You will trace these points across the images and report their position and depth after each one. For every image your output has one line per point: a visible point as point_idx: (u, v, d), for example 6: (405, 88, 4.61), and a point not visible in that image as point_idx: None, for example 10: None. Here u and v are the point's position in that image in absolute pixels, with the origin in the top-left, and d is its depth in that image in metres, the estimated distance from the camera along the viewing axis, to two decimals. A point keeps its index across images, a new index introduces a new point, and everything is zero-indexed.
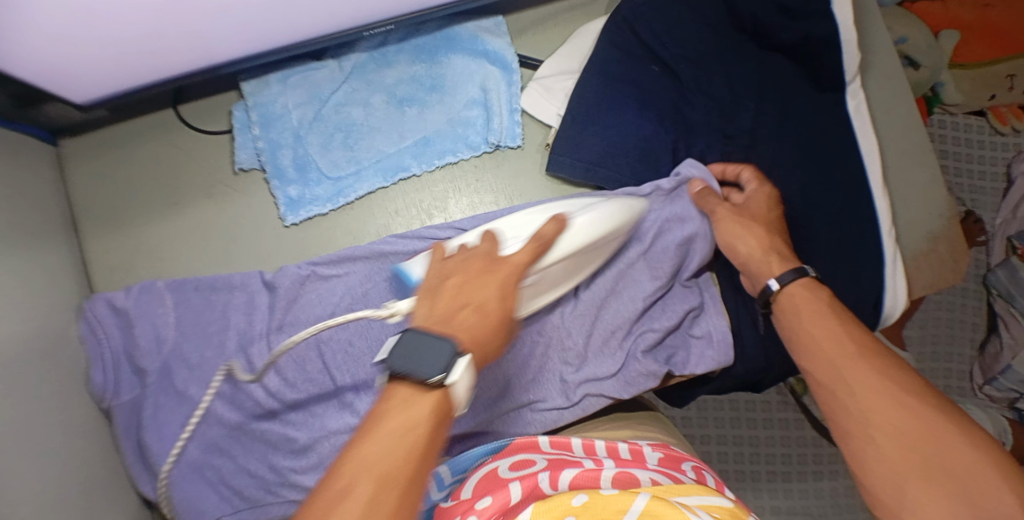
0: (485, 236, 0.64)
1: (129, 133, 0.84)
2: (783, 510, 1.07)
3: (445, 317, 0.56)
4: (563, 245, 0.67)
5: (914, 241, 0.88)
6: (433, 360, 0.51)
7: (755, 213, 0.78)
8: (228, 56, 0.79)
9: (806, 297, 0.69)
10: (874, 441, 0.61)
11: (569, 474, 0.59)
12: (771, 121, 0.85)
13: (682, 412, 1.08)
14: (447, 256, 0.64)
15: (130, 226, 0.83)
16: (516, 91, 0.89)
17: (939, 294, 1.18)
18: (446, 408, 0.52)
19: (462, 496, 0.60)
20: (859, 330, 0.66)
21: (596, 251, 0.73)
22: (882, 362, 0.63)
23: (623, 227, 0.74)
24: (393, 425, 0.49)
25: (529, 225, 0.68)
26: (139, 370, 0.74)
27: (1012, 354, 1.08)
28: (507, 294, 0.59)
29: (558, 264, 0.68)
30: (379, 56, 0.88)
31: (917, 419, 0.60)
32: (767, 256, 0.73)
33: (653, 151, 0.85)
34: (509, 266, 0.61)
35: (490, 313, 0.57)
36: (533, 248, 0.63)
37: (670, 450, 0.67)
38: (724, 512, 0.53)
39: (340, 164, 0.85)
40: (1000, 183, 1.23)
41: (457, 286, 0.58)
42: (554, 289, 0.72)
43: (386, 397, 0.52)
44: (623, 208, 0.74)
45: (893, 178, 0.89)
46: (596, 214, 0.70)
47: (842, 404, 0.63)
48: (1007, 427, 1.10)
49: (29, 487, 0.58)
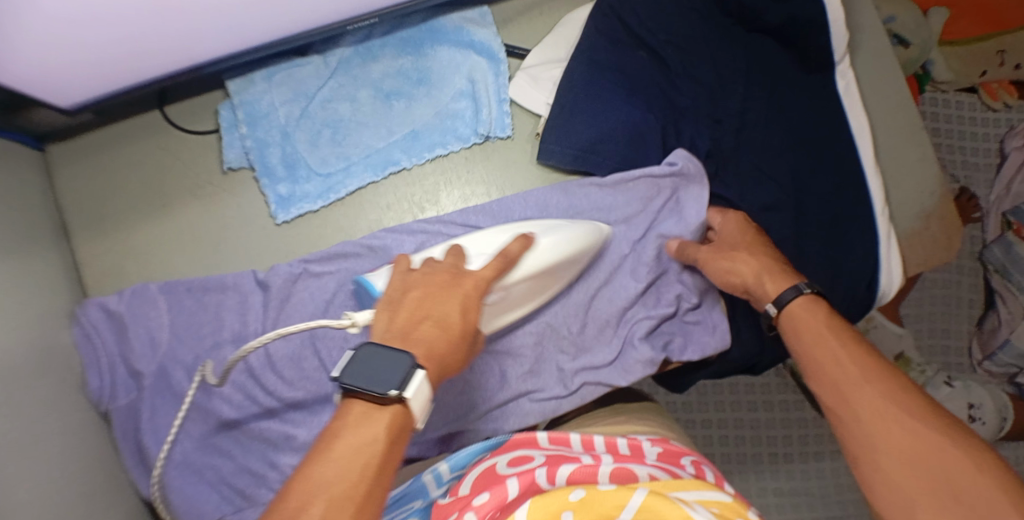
0: (451, 253, 0.64)
1: (115, 136, 0.84)
2: (785, 491, 1.07)
3: (405, 330, 0.55)
4: (528, 264, 0.69)
5: (907, 219, 0.88)
6: (387, 375, 0.50)
7: (732, 240, 0.78)
8: (212, 54, 0.78)
9: (806, 317, 0.69)
10: (880, 462, 0.59)
11: (567, 469, 0.58)
12: (760, 103, 0.85)
13: (682, 398, 1.09)
14: (411, 268, 0.63)
15: (119, 229, 0.82)
16: (504, 82, 0.88)
17: (934, 271, 1.18)
18: (404, 424, 0.52)
19: (459, 493, 0.60)
20: (863, 350, 0.66)
21: (562, 272, 0.74)
22: (884, 380, 0.63)
23: (589, 249, 0.76)
24: (347, 443, 0.49)
25: (495, 245, 0.70)
26: (135, 373, 0.74)
27: (1010, 329, 1.09)
28: (469, 309, 0.59)
29: (524, 282, 0.70)
30: (364, 50, 0.88)
31: (920, 438, 0.58)
32: (761, 279, 0.73)
33: (643, 137, 0.84)
34: (473, 281, 0.61)
35: (451, 326, 0.57)
36: (499, 264, 0.64)
37: (670, 446, 0.68)
38: (724, 507, 0.53)
39: (328, 160, 0.85)
40: (993, 159, 1.22)
41: (417, 301, 0.58)
42: (521, 307, 0.73)
43: (341, 413, 0.51)
44: (590, 232, 0.76)
45: (883, 155, 0.89)
46: (564, 235, 0.73)
47: (848, 426, 0.63)
48: (1007, 401, 1.11)
49: (32, 492, 0.58)
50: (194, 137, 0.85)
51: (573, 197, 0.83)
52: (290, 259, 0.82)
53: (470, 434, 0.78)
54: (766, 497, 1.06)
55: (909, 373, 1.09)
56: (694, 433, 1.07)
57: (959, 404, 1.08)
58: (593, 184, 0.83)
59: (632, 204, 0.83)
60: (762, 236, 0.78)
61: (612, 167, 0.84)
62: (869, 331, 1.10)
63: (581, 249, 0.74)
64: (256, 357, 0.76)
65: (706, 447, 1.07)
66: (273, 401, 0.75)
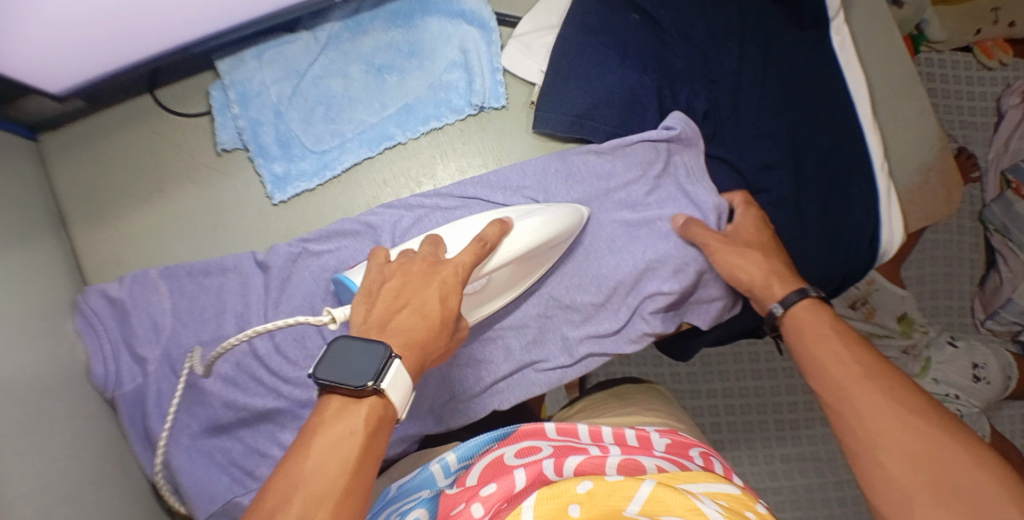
0: (429, 244, 0.65)
1: (106, 124, 0.83)
2: (793, 457, 1.07)
3: (383, 320, 0.56)
4: (505, 252, 0.68)
5: (906, 174, 0.88)
6: (361, 367, 0.50)
7: (745, 237, 0.77)
8: (198, 33, 0.78)
9: (809, 318, 0.69)
10: (881, 462, 0.58)
11: (574, 461, 0.59)
12: (755, 63, 0.85)
13: (687, 368, 1.09)
14: (389, 259, 0.64)
15: (116, 217, 0.82)
16: (496, 51, 0.87)
17: (936, 232, 1.18)
18: (384, 415, 0.51)
19: (467, 483, 0.61)
20: (867, 351, 0.65)
21: (542, 256, 0.74)
22: (886, 379, 0.62)
23: (569, 232, 0.76)
24: (326, 437, 0.48)
25: (474, 233, 0.70)
26: (139, 359, 0.74)
27: (1012, 288, 1.09)
28: (448, 296, 0.59)
29: (504, 268, 0.70)
30: (353, 25, 0.87)
31: (921, 437, 0.57)
32: (768, 279, 0.73)
33: (638, 102, 0.83)
34: (451, 268, 0.61)
35: (430, 313, 0.57)
36: (477, 251, 0.64)
37: (679, 437, 0.68)
38: (731, 499, 0.54)
39: (323, 138, 0.84)
40: (990, 118, 1.22)
41: (396, 289, 0.59)
42: (504, 295, 0.73)
43: (320, 409, 0.51)
44: (571, 217, 0.75)
45: (881, 112, 0.88)
46: (540, 219, 0.72)
47: (849, 426, 0.62)
48: (1011, 360, 1.09)
49: (42, 475, 0.58)
50: (186, 120, 0.84)
51: (571, 165, 0.82)
52: (289, 239, 0.82)
53: (477, 405, 0.78)
54: (773, 464, 1.07)
55: (911, 333, 1.08)
56: (699, 404, 1.08)
57: (964, 364, 1.07)
58: (591, 151, 0.82)
59: (631, 170, 0.82)
60: (774, 241, 0.78)
61: (607, 132, 0.83)
62: (871, 294, 1.08)
63: (561, 232, 0.73)
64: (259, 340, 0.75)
65: (712, 417, 1.07)
66: (278, 382, 0.75)
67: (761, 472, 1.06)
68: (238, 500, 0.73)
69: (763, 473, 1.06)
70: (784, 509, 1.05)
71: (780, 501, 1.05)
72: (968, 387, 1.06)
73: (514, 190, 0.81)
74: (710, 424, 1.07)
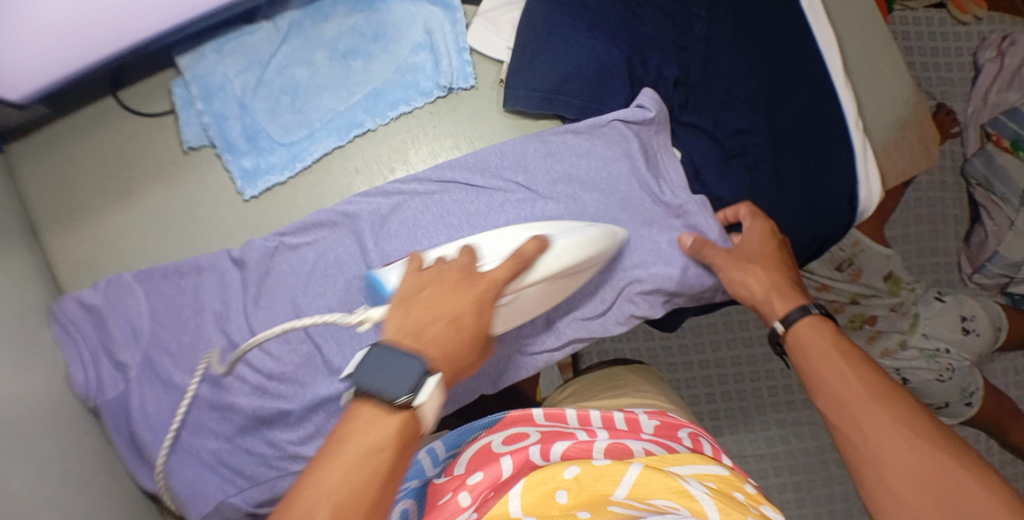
0: (463, 252, 0.63)
1: (73, 129, 0.82)
2: (789, 422, 1.07)
3: (417, 329, 0.54)
4: (544, 265, 0.66)
5: (882, 131, 0.88)
6: (398, 380, 0.49)
7: (751, 249, 0.74)
8: (158, 28, 0.76)
9: (811, 336, 0.68)
10: (888, 484, 0.58)
11: (561, 446, 0.59)
12: (724, 27, 0.84)
13: (678, 340, 1.09)
14: (424, 266, 0.61)
15: (88, 222, 0.80)
16: (462, 30, 0.87)
17: (918, 190, 1.18)
18: (413, 430, 0.50)
19: (455, 472, 0.61)
20: (870, 369, 0.65)
21: (573, 277, 0.71)
22: (893, 402, 0.62)
23: (604, 252, 0.72)
24: (355, 448, 0.47)
25: (507, 245, 0.66)
26: (120, 364, 0.73)
27: (997, 240, 1.10)
28: (482, 310, 0.58)
29: (537, 285, 0.66)
30: (314, 12, 0.86)
31: (926, 458, 0.58)
32: (769, 295, 0.72)
33: (609, 74, 0.82)
34: (487, 282, 0.60)
35: (465, 327, 0.56)
36: (514, 265, 0.62)
37: (667, 417, 0.67)
38: (718, 481, 0.55)
39: (291, 129, 0.83)
40: (967, 73, 1.21)
41: (431, 300, 0.57)
42: (534, 310, 0.70)
43: (349, 417, 0.49)
44: (606, 235, 0.72)
45: (854, 69, 0.88)
46: (576, 236, 0.69)
47: (854, 443, 0.62)
48: (1000, 310, 1.08)
49: (30, 484, 0.57)
50: (153, 120, 0.83)
51: (550, 145, 0.81)
52: (263, 234, 0.80)
53: (466, 392, 0.78)
54: (770, 430, 1.07)
55: (899, 291, 1.06)
56: (693, 375, 1.08)
57: (952, 317, 1.05)
58: (568, 132, 0.82)
59: (611, 147, 0.80)
60: (781, 254, 0.75)
61: (578, 106, 0.82)
62: (857, 255, 1.07)
63: (598, 247, 0.71)
64: (240, 335, 0.74)
65: (706, 388, 1.07)
66: (262, 378, 0.74)
67: (758, 439, 1.06)
68: (230, 499, 0.72)
69: (760, 440, 1.06)
70: (783, 474, 1.05)
71: (778, 466, 1.05)
72: (959, 340, 1.04)
73: (492, 172, 0.80)
74: (704, 394, 1.07)
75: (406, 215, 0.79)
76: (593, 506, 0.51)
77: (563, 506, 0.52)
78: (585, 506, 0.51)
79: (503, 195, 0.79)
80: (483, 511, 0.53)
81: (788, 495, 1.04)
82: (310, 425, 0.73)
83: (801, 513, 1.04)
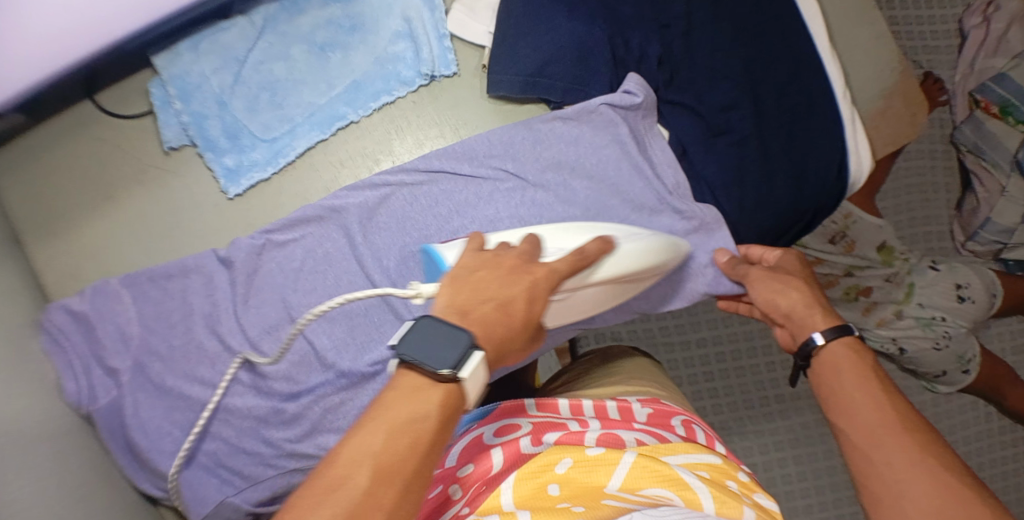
0: (526, 239, 0.61)
1: (50, 135, 0.80)
2: (788, 397, 1.07)
3: (465, 308, 0.53)
4: (608, 266, 0.63)
5: (869, 100, 0.87)
6: (445, 352, 0.48)
7: (789, 267, 0.73)
8: (132, 26, 0.74)
9: (850, 357, 0.65)
10: (902, 511, 0.55)
11: (552, 435, 0.59)
12: (704, 4, 0.84)
13: (674, 320, 1.08)
14: (484, 247, 0.60)
15: (69, 229, 0.79)
16: (440, 16, 0.86)
17: (908, 159, 1.17)
18: (457, 404, 0.50)
19: (446, 464, 0.61)
20: (906, 404, 0.62)
21: (634, 284, 0.68)
22: (924, 436, 0.59)
23: (666, 262, 0.70)
24: (397, 414, 0.46)
25: (569, 243, 0.64)
26: (112, 370, 0.72)
27: (989, 207, 1.10)
28: (535, 300, 0.55)
29: (594, 285, 0.64)
30: (289, 5, 0.84)
31: (952, 500, 0.54)
32: (811, 310, 0.69)
33: (591, 54, 0.81)
34: (545, 271, 0.57)
35: (513, 314, 0.54)
36: (575, 260, 0.59)
37: (660, 405, 0.67)
38: (712, 469, 0.56)
39: (271, 124, 0.82)
40: (953, 40, 1.20)
41: (483, 281, 0.55)
42: (589, 309, 0.67)
43: (395, 382, 0.49)
44: (670, 245, 0.70)
45: (838, 40, 0.87)
46: (643, 243, 0.67)
47: (876, 470, 0.58)
48: (995, 277, 1.06)
49: (29, 495, 0.56)
50: (131, 122, 0.82)
51: (537, 132, 0.80)
52: (250, 232, 0.79)
53: None
54: (768, 405, 1.07)
55: (892, 261, 1.06)
56: (691, 355, 1.07)
57: (944, 286, 1.04)
58: (555, 118, 0.80)
59: (599, 134, 0.79)
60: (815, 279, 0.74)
61: (562, 89, 0.81)
62: (849, 227, 1.07)
63: (661, 257, 0.69)
64: (230, 335, 0.74)
65: (703, 367, 1.07)
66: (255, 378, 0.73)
67: (758, 415, 1.06)
68: (230, 500, 0.71)
69: (759, 416, 1.06)
70: (783, 449, 1.05)
71: (778, 441, 1.06)
72: (952, 308, 1.04)
73: (479, 160, 0.79)
74: (702, 374, 1.07)
75: (394, 206, 0.78)
76: (587, 500, 0.52)
77: (556, 498, 0.52)
78: (579, 501, 0.51)
79: (493, 183, 0.78)
80: (476, 504, 0.53)
81: (789, 469, 1.05)
82: (306, 422, 0.73)
83: (802, 487, 1.05)
